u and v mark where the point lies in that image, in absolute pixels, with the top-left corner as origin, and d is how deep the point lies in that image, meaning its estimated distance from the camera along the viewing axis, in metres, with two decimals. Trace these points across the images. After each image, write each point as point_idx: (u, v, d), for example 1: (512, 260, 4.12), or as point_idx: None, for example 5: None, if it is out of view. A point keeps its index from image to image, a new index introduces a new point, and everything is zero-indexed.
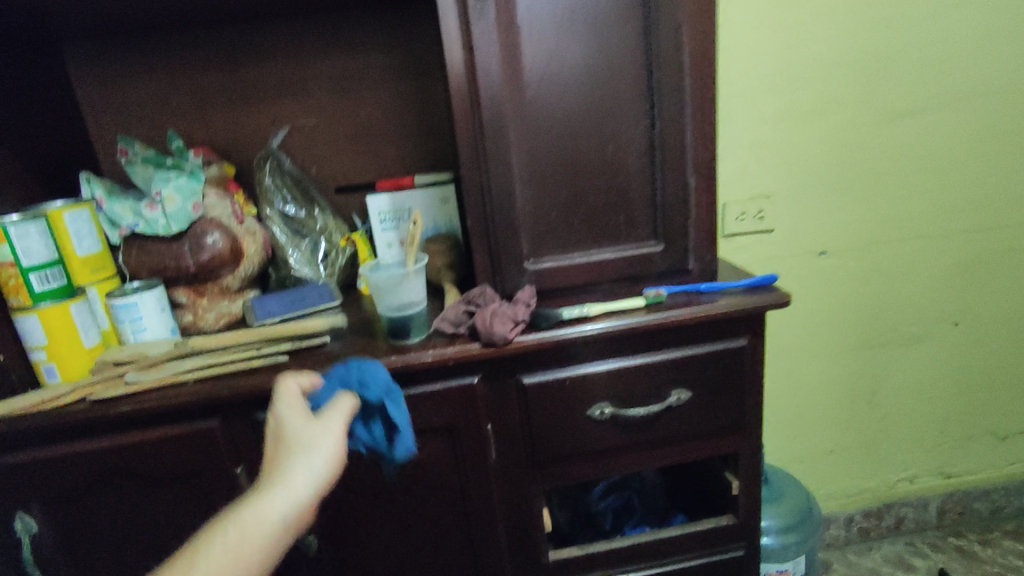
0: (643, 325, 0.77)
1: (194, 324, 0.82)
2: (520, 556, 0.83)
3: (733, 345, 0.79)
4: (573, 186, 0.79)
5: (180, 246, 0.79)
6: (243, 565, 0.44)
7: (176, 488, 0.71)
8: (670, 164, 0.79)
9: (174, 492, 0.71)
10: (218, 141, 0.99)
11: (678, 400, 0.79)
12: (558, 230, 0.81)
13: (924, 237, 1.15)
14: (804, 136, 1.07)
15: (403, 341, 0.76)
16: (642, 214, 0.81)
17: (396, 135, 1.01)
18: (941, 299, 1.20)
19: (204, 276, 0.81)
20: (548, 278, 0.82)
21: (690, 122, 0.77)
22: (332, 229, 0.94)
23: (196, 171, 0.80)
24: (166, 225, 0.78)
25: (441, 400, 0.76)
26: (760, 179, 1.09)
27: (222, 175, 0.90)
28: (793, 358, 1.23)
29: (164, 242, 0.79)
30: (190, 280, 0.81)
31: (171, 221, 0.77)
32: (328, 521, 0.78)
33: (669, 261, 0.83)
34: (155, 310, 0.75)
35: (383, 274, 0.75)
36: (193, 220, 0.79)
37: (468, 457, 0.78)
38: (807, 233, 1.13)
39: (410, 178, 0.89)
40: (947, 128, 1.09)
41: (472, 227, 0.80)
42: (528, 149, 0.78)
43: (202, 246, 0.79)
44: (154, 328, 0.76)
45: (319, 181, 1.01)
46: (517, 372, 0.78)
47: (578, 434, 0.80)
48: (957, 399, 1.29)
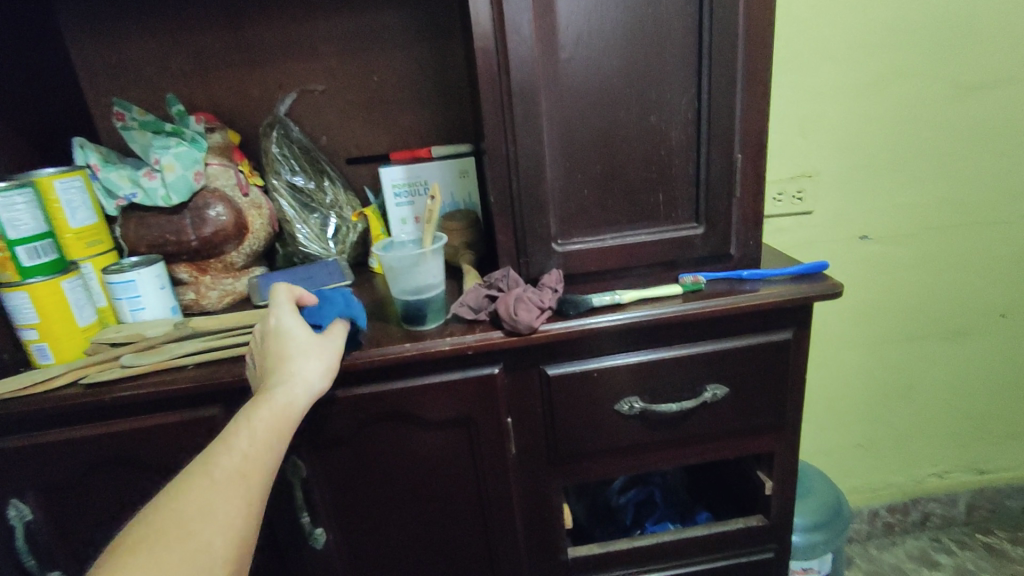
0: (684, 314, 0.67)
1: (197, 303, 0.83)
2: (536, 548, 0.82)
3: (779, 337, 0.72)
4: (610, 160, 0.68)
5: (181, 219, 0.79)
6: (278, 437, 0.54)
7: (179, 465, 0.72)
8: (718, 135, 0.68)
9: (175, 469, 0.72)
10: (224, 107, 0.96)
11: (714, 396, 0.72)
12: (590, 208, 0.70)
13: (982, 225, 1.13)
14: (861, 112, 1.03)
15: (420, 327, 0.71)
16: (683, 193, 0.71)
17: (413, 104, 0.97)
18: (992, 292, 1.19)
19: (208, 251, 0.82)
20: (578, 261, 0.72)
21: (742, 90, 0.66)
22: (342, 203, 0.93)
23: (198, 138, 0.80)
24: (166, 196, 0.78)
25: (456, 391, 0.70)
26: (806, 158, 1.06)
27: (226, 143, 0.88)
28: (831, 347, 1.22)
29: (164, 215, 0.79)
30: (194, 255, 0.82)
31: (171, 192, 0.77)
32: (340, 507, 0.75)
33: (709, 246, 0.73)
34: (154, 288, 0.75)
35: (397, 257, 0.69)
36: (195, 190, 0.79)
37: (487, 451, 0.74)
38: (853, 217, 1.10)
39: (426, 151, 0.92)
40: (1015, 106, 1.04)
41: (495, 202, 0.69)
42: (561, 117, 0.66)
43: (204, 219, 0.80)
44: (153, 306, 0.76)
45: (329, 152, 0.99)
46: (540, 364, 0.70)
47: (603, 430, 0.74)
48: (1005, 394, 1.30)
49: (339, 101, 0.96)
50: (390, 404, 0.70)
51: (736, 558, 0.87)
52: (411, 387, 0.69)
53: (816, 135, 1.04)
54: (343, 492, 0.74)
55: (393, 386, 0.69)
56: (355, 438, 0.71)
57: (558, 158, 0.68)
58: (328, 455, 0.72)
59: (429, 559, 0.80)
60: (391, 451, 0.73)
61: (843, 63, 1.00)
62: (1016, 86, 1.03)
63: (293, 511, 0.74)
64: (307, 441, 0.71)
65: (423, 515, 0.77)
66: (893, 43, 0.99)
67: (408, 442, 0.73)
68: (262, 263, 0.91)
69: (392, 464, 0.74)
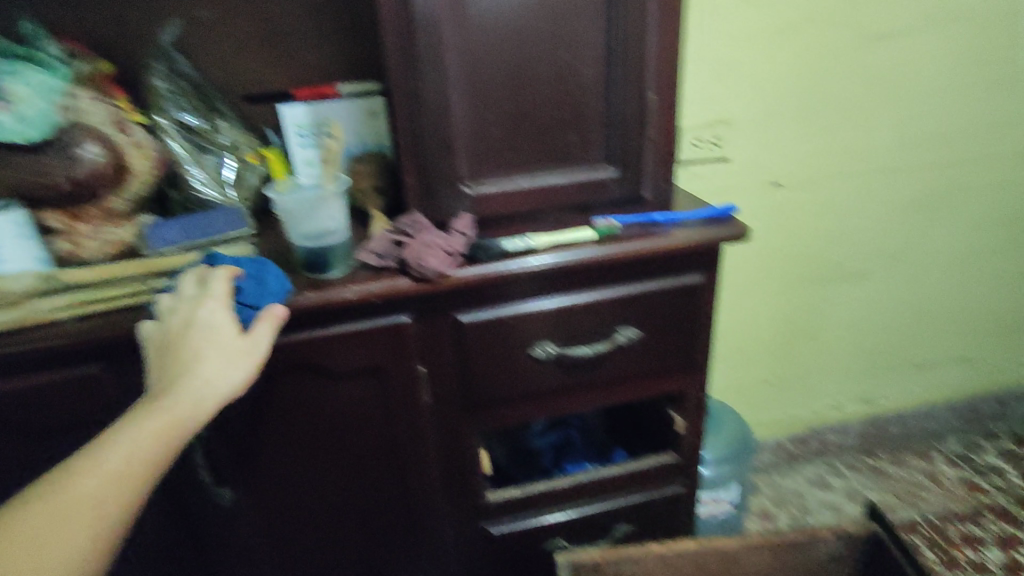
0: (595, 259, 0.67)
1: (76, 254, 0.72)
2: (455, 495, 0.82)
3: (687, 281, 0.73)
4: (519, 98, 0.66)
5: (48, 159, 0.69)
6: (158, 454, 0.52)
7: (70, 424, 0.68)
8: (630, 73, 0.66)
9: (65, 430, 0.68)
10: (94, 33, 0.84)
11: (626, 339, 0.73)
12: (501, 149, 0.68)
13: (880, 173, 1.19)
14: (777, 58, 1.04)
15: (322, 275, 0.67)
16: (596, 134, 0.69)
17: (316, 37, 0.90)
18: (886, 237, 1.28)
19: (84, 196, 0.71)
20: (490, 206, 0.70)
21: (653, 24, 0.64)
22: (239, 144, 0.85)
23: (59, 72, 0.72)
24: (20, 131, 0.67)
25: (363, 340, 0.68)
26: (724, 104, 1.07)
27: (98, 74, 0.78)
28: (744, 291, 1.27)
29: (25, 156, 0.68)
30: (67, 201, 0.71)
31: (25, 125, 0.67)
32: (248, 464, 0.72)
33: (623, 189, 0.72)
34: (12, 236, 0.66)
35: (294, 200, 0.66)
36: (60, 127, 0.69)
37: (400, 399, 0.72)
38: (768, 163, 1.13)
39: (333, 89, 0.83)
40: (916, 56, 1.09)
41: (402, 143, 0.66)
42: (468, 49, 0.63)
43: (76, 159, 0.70)
44: (16, 258, 0.66)
45: (222, 88, 0.90)
46: (451, 311, 0.69)
47: (518, 376, 0.74)
48: (893, 331, 1.42)
49: (231, 29, 0.87)
50: (293, 356, 0.67)
51: (649, 493, 0.91)
52: (315, 338, 0.66)
53: (733, 81, 1.05)
54: (249, 449, 0.71)
55: (296, 337, 0.66)
56: (259, 392, 0.68)
57: (465, 94, 0.64)
58: (229, 411, 0.69)
59: (347, 510, 0.79)
60: (298, 404, 0.70)
61: (760, 6, 1.00)
62: (915, 36, 1.08)
63: (193, 468, 0.71)
64: None
65: (336, 467, 0.75)
66: None
67: (317, 395, 0.70)
68: (149, 210, 0.80)
69: (301, 418, 0.71)
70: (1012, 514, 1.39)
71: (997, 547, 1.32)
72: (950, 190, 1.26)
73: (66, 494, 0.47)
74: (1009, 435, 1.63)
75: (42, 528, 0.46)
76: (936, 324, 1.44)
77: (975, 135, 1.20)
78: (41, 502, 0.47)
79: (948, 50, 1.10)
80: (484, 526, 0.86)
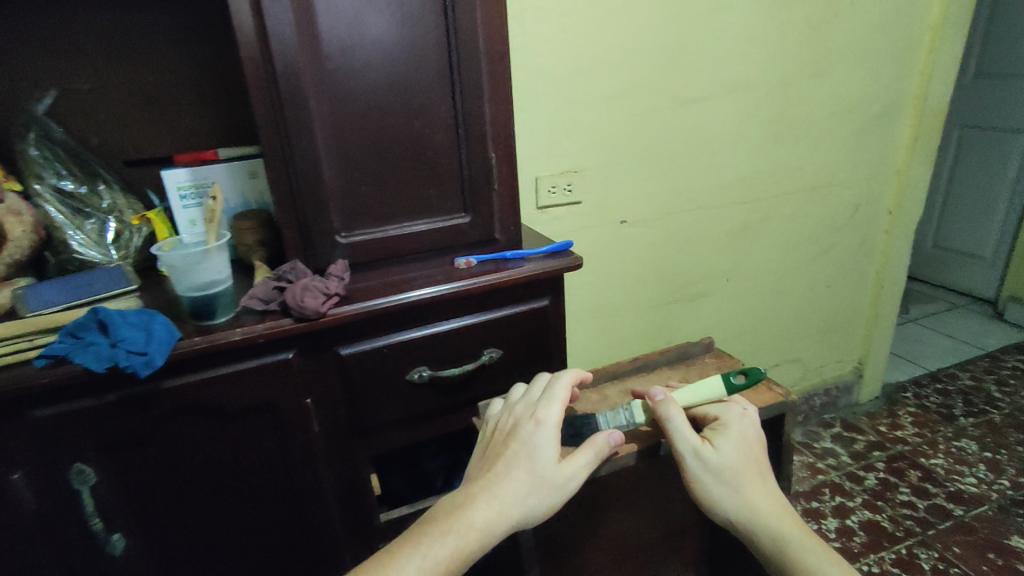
0: (458, 291, 0.80)
1: None
2: (353, 526, 0.88)
3: (538, 304, 0.88)
4: (382, 160, 0.79)
5: None
6: (657, 378, 0.82)
7: None
8: (474, 137, 0.81)
9: None
10: None
11: (490, 357, 0.86)
12: (368, 203, 0.80)
13: (704, 208, 1.46)
14: (609, 114, 1.26)
15: (210, 322, 0.74)
16: (451, 187, 0.83)
17: (193, 106, 0.98)
18: (717, 262, 1.54)
19: None
20: (362, 251, 0.81)
21: (489, 98, 0.80)
22: (121, 207, 0.91)
23: None
24: None
25: (253, 378, 0.74)
26: (570, 156, 1.26)
27: None
28: (607, 315, 1.46)
29: None
30: None
31: None
32: (135, 511, 0.75)
33: (476, 231, 0.86)
34: None
35: (180, 255, 0.73)
36: None
37: (291, 432, 0.79)
38: (613, 204, 1.35)
39: (213, 153, 0.92)
40: (716, 114, 1.37)
41: (277, 202, 0.76)
42: (333, 120, 0.75)
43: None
44: None
45: (101, 154, 0.95)
46: (333, 345, 0.78)
47: (401, 398, 0.83)
48: (735, 339, 1.68)
49: (106, 97, 0.93)
50: (184, 399, 0.72)
51: None
52: (206, 380, 0.72)
53: (577, 136, 1.25)
54: (141, 494, 0.74)
55: (186, 381, 0.71)
56: (148, 435, 0.72)
57: (334, 157, 0.76)
58: (116, 458, 0.71)
59: (241, 549, 0.82)
60: (189, 447, 0.74)
61: (592, 75, 1.22)
62: (712, 97, 1.35)
63: (81, 520, 0.72)
64: (92, 449, 0.70)
65: (231, 504, 0.79)
66: (627, 63, 1.24)
67: (205, 435, 0.75)
68: (30, 275, 0.83)
69: (189, 457, 0.75)
70: (843, 486, 1.66)
71: (833, 516, 1.56)
72: (761, 218, 1.54)
73: (662, 372, 0.83)
74: (839, 422, 1.93)
75: (666, 362, 0.85)
76: (768, 331, 1.72)
77: (770, 178, 1.51)
78: (673, 369, 0.84)
79: (740, 108, 1.39)
80: (374, 521, 0.88)
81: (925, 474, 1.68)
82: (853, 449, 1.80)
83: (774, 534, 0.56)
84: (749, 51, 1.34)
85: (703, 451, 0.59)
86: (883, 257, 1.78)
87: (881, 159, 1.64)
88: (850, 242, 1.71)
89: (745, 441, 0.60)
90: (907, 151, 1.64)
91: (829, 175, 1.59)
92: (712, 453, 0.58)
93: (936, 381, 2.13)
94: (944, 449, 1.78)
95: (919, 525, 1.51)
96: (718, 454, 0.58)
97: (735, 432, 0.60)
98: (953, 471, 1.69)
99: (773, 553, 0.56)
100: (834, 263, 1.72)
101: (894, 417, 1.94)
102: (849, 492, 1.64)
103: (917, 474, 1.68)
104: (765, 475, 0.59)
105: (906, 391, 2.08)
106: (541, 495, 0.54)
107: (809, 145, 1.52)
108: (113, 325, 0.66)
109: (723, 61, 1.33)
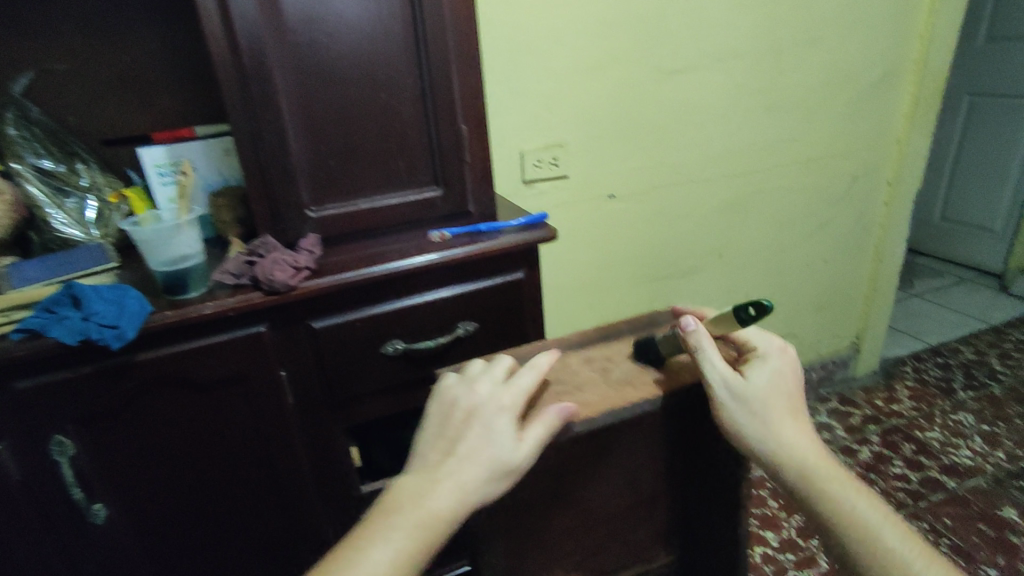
0: (429, 264, 0.80)
1: None
2: (331, 496, 0.89)
3: (512, 277, 0.88)
4: (350, 134, 0.79)
5: None
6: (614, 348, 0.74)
7: None
8: (442, 110, 0.81)
9: None
10: None
11: (464, 330, 0.86)
12: (338, 178, 0.80)
13: (693, 181, 1.44)
14: (593, 87, 1.25)
15: (182, 296, 0.75)
16: (420, 160, 0.83)
17: (170, 85, 0.99)
18: (708, 237, 1.53)
19: None
20: (333, 225, 0.81)
21: (456, 70, 0.79)
22: (100, 185, 0.92)
23: None
24: None
25: (226, 351, 0.76)
26: (554, 130, 1.25)
27: None
28: (595, 291, 1.46)
29: None
30: None
31: None
32: (114, 480, 0.77)
33: (448, 205, 0.86)
34: None
35: (152, 230, 0.74)
36: None
37: (266, 404, 0.81)
38: (599, 179, 1.34)
39: (189, 131, 0.93)
40: (704, 85, 1.35)
41: (246, 178, 0.76)
42: (298, 94, 0.75)
43: None
44: None
45: (80, 134, 0.96)
46: (306, 318, 0.79)
47: (375, 370, 0.84)
48: (728, 314, 1.67)
49: (82, 77, 0.94)
50: (157, 372, 0.73)
51: None
52: (178, 352, 0.73)
53: (561, 110, 1.24)
54: (120, 464, 0.76)
55: (158, 353, 0.73)
56: (123, 407, 0.74)
57: (301, 131, 0.76)
58: (93, 429, 0.73)
59: (221, 517, 0.84)
60: (165, 418, 0.76)
61: (575, 47, 1.20)
62: (700, 68, 1.33)
63: (61, 489, 0.74)
64: (69, 421, 0.72)
65: (208, 473, 0.81)
66: (611, 34, 1.22)
67: (180, 407, 0.77)
68: (13, 252, 0.85)
69: (165, 428, 0.77)
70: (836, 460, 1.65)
71: None
72: (752, 191, 1.52)
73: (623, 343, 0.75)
74: (835, 397, 1.92)
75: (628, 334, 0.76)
76: (762, 306, 1.71)
77: (761, 150, 1.49)
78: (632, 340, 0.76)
79: (729, 78, 1.37)
80: (353, 492, 0.91)
81: (920, 447, 1.67)
82: (849, 423, 1.80)
83: (803, 467, 0.52)
84: (738, 20, 1.32)
85: (734, 382, 0.56)
86: (880, 230, 1.75)
87: (878, 130, 1.60)
88: (847, 214, 1.69)
89: (780, 375, 0.57)
90: (906, 120, 1.61)
91: (824, 146, 1.56)
92: (744, 384, 0.56)
93: (936, 355, 2.10)
94: (941, 422, 1.77)
95: (911, 498, 1.51)
96: (749, 387, 0.56)
97: (772, 366, 0.57)
98: (949, 445, 1.68)
99: (802, 488, 0.52)
100: (830, 236, 1.70)
101: (892, 391, 1.93)
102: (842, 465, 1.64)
103: (912, 448, 1.68)
104: (800, 412, 0.57)
105: (905, 365, 2.06)
106: (495, 477, 0.49)
107: (802, 116, 1.49)
108: (87, 299, 0.68)
109: (711, 31, 1.30)
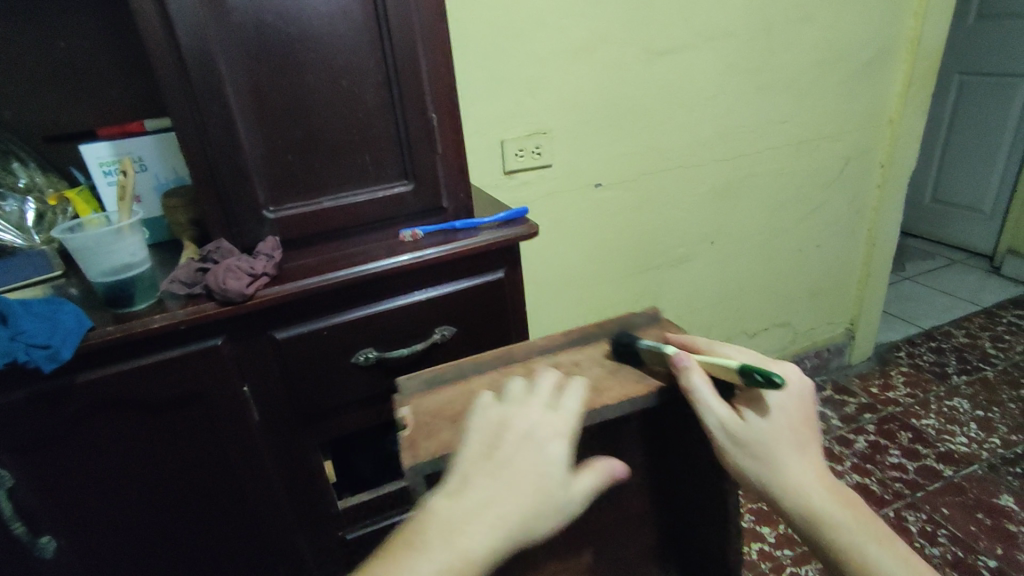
0: (400, 267, 0.74)
1: None
2: (303, 515, 0.84)
3: (492, 277, 0.82)
4: (309, 126, 0.72)
5: None
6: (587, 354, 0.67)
7: None
8: (410, 97, 0.74)
9: None
10: None
11: (441, 336, 0.80)
12: (297, 174, 0.73)
13: (682, 168, 1.38)
14: (576, 71, 1.18)
15: (128, 309, 0.68)
16: (388, 153, 0.76)
17: (117, 75, 0.91)
18: (698, 225, 1.48)
19: None
20: (294, 226, 0.75)
21: (424, 52, 0.72)
22: (41, 186, 0.85)
23: None
24: None
25: (179, 368, 0.69)
26: (535, 117, 1.18)
27: None
28: (582, 283, 1.40)
29: None
30: None
31: None
32: (61, 511, 0.71)
33: (420, 201, 0.80)
34: None
35: (93, 235, 0.67)
36: None
37: (226, 422, 0.74)
38: (584, 168, 1.27)
39: (138, 125, 0.85)
40: (692, 66, 1.28)
41: (195, 177, 0.69)
42: (248, 84, 0.68)
43: None
44: None
45: (19, 131, 0.88)
46: (266, 329, 0.72)
47: (345, 381, 0.78)
48: (720, 303, 1.62)
49: (17, 68, 0.86)
50: (102, 394, 0.67)
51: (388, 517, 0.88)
52: (126, 371, 0.67)
53: (543, 95, 1.17)
54: (66, 494, 0.70)
55: (102, 374, 0.66)
56: (66, 433, 0.67)
57: (254, 124, 0.69)
58: (33, 458, 0.67)
59: (183, 544, 0.78)
60: (114, 442, 0.70)
61: (556, 27, 1.13)
62: (687, 49, 1.26)
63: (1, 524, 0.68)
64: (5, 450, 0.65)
65: (167, 499, 0.75)
66: (594, 13, 1.15)
67: (131, 430, 0.70)
68: None
69: (115, 454, 0.71)
70: (832, 450, 1.62)
71: None
72: (743, 177, 1.47)
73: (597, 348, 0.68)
74: (829, 385, 1.89)
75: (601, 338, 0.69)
76: (755, 294, 1.67)
77: (752, 134, 1.43)
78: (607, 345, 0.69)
79: (718, 59, 1.30)
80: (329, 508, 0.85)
81: (916, 435, 1.65)
82: (844, 412, 1.77)
83: (804, 511, 0.49)
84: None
85: (730, 422, 0.51)
86: (874, 214, 1.71)
87: (871, 110, 1.55)
88: (840, 199, 1.64)
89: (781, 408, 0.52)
90: (899, 100, 1.55)
91: (817, 129, 1.50)
92: (741, 424, 0.51)
93: (930, 339, 2.08)
94: (935, 408, 1.74)
95: (908, 488, 1.48)
96: (747, 427, 0.50)
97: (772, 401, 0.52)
98: (944, 432, 1.65)
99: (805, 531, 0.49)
100: (823, 221, 1.65)
101: (886, 377, 1.90)
102: (838, 456, 1.60)
103: (907, 436, 1.65)
104: (807, 446, 0.51)
105: (898, 350, 2.04)
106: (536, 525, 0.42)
107: (793, 98, 1.43)
108: (14, 315, 0.60)
109: (699, 9, 1.24)
